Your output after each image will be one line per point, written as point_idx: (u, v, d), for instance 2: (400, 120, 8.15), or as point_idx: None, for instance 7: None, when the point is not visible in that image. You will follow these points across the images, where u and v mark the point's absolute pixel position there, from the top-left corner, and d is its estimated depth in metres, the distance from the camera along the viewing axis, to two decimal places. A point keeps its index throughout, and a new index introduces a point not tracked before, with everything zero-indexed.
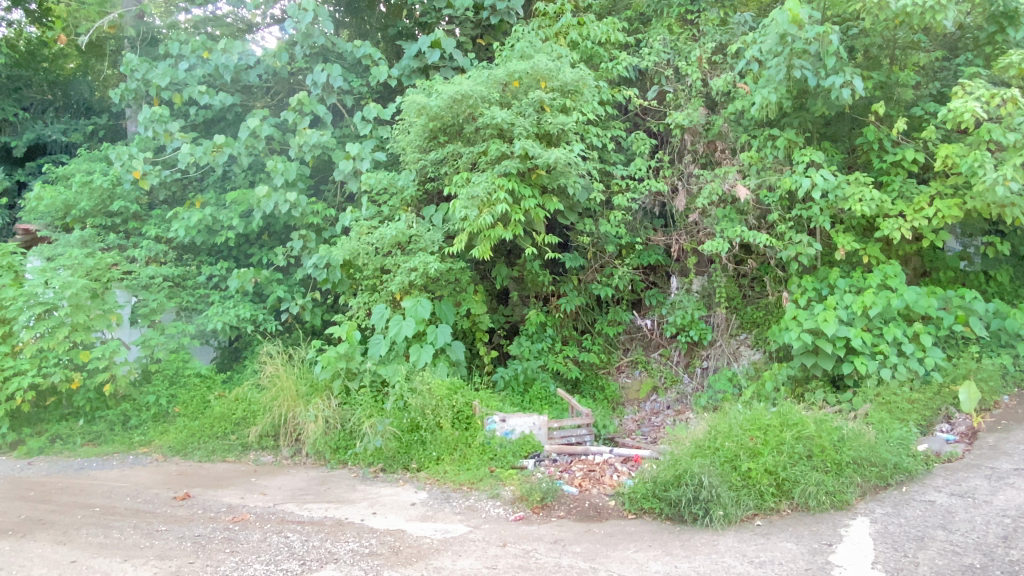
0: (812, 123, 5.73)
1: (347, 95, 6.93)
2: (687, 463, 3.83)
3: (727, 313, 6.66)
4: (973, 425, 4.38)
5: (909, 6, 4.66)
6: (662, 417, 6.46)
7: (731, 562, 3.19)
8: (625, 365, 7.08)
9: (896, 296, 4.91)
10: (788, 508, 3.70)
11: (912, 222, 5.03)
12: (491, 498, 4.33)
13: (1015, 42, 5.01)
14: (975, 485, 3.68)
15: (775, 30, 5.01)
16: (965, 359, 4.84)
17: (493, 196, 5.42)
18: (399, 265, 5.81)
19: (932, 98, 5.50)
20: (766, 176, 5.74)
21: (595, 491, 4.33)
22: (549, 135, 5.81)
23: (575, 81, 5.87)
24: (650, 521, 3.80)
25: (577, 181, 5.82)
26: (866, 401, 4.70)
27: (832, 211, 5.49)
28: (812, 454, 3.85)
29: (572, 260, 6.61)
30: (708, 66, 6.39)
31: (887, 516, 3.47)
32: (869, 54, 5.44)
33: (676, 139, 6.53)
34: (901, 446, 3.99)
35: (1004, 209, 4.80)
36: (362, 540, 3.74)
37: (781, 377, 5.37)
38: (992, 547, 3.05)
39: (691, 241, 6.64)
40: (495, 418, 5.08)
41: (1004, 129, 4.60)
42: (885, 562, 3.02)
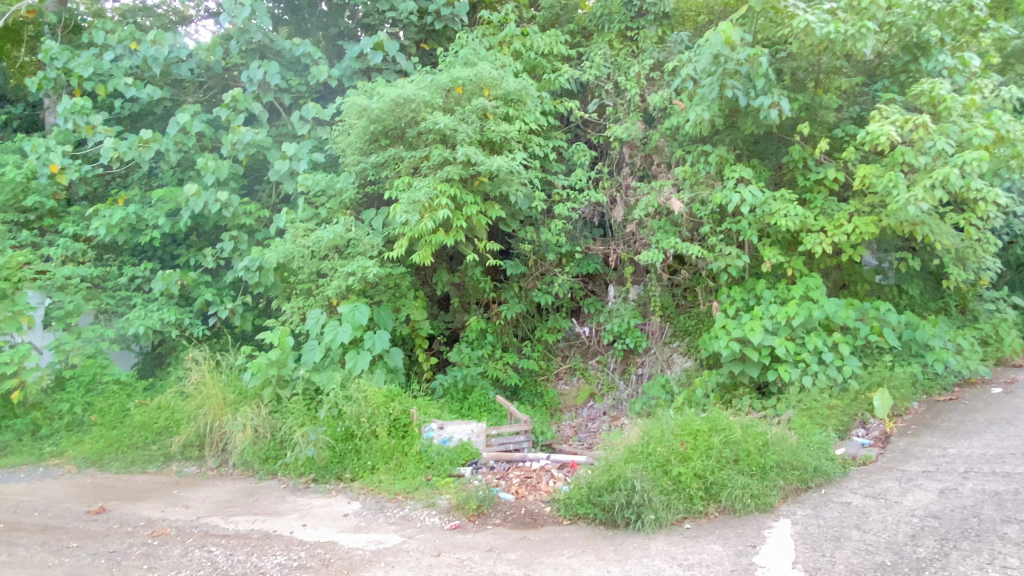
0: (742, 140, 5.96)
1: (284, 94, 6.75)
2: (621, 468, 3.90)
3: (661, 322, 6.81)
4: (886, 430, 4.63)
5: (832, 33, 4.94)
6: (598, 423, 6.55)
7: (661, 565, 3.25)
8: (564, 371, 7.19)
9: (817, 307, 5.16)
10: (715, 511, 3.81)
11: (832, 238, 5.31)
12: (426, 507, 4.28)
13: (926, 72, 5.36)
14: (887, 487, 3.87)
15: (709, 50, 5.21)
16: (879, 367, 5.12)
17: (435, 201, 5.38)
18: (336, 269, 5.68)
19: (852, 121, 5.81)
20: (699, 190, 5.94)
21: (531, 498, 4.35)
22: (492, 142, 5.83)
23: (518, 90, 5.93)
24: (584, 526, 3.85)
25: (519, 189, 5.85)
26: (789, 407, 4.91)
27: (759, 225, 5.73)
28: (739, 458, 3.99)
29: (514, 268, 6.68)
30: (646, 82, 6.57)
31: (807, 518, 3.62)
32: (795, 78, 5.72)
33: (615, 151, 6.69)
34: (820, 450, 4.18)
35: (915, 227, 5.13)
36: (290, 553, 3.61)
37: (711, 384, 5.55)
38: (901, 545, 3.20)
39: (629, 251, 6.75)
40: (432, 426, 5.00)
41: (916, 152, 4.92)
42: (804, 562, 3.14)
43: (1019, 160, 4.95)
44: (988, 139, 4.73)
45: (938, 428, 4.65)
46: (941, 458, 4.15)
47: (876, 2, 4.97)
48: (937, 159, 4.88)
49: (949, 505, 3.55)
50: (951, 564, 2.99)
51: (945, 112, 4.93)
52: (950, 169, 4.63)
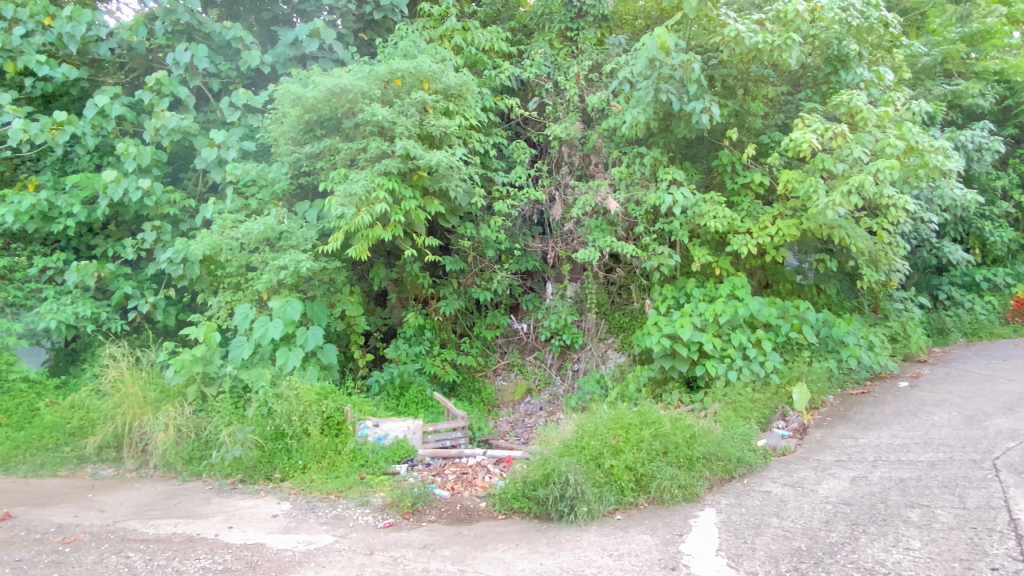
0: (675, 143, 6.15)
1: (213, 79, 6.48)
2: (555, 462, 3.96)
3: (597, 319, 6.94)
4: (804, 422, 4.88)
5: (760, 43, 5.16)
6: (535, 418, 6.63)
7: (592, 556, 3.33)
8: (502, 367, 7.24)
9: (742, 305, 5.41)
10: (644, 502, 3.93)
11: (757, 239, 5.56)
12: (359, 506, 4.21)
13: (846, 84, 5.66)
14: (804, 475, 4.07)
15: (645, 55, 5.34)
16: (799, 362, 5.40)
17: (372, 195, 5.28)
18: (267, 263, 5.50)
19: (778, 128, 6.05)
20: (634, 191, 6.08)
21: (467, 494, 4.36)
22: (431, 137, 5.78)
23: (458, 85, 5.90)
24: (519, 520, 3.90)
25: (459, 185, 5.84)
26: (715, 400, 5.11)
27: (690, 225, 5.93)
28: (667, 450, 4.13)
29: (452, 264, 6.65)
30: (585, 83, 6.68)
31: (731, 507, 3.78)
32: (726, 84, 5.94)
33: (554, 150, 6.76)
34: (743, 442, 4.37)
35: (833, 230, 5.43)
36: (215, 557, 3.49)
37: (643, 378, 5.73)
38: (816, 531, 3.35)
39: (567, 249, 6.84)
40: (367, 424, 4.91)
41: (835, 160, 5.20)
42: (726, 549, 3.27)
43: (927, 169, 5.29)
44: (899, 149, 5.04)
45: (851, 419, 4.94)
46: (852, 448, 4.37)
47: (801, 15, 5.16)
48: (853, 166, 5.16)
49: (859, 492, 3.73)
50: (860, 547, 3.12)
51: (862, 122, 5.23)
52: (865, 177, 4.91)
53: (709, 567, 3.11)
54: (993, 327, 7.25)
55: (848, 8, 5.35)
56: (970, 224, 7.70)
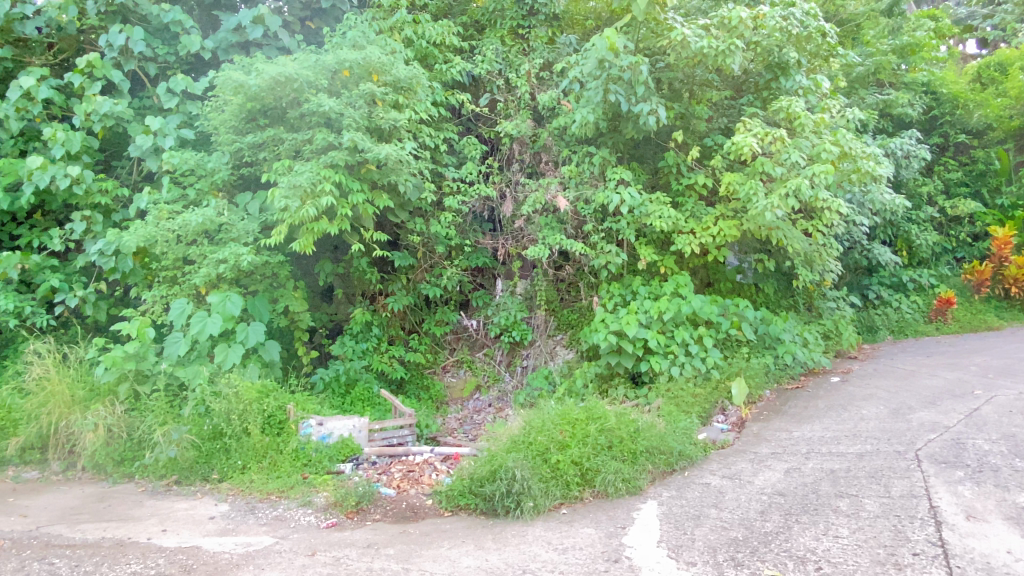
0: (623, 143, 6.26)
1: (149, 63, 6.21)
2: (502, 459, 3.99)
3: (546, 316, 6.98)
4: (742, 416, 5.04)
5: (705, 47, 5.30)
6: (483, 415, 6.65)
7: (538, 550, 3.36)
8: (451, 364, 7.22)
9: (685, 303, 5.57)
10: (589, 495, 3.99)
11: (700, 239, 5.72)
12: (301, 506, 4.12)
13: (786, 90, 5.88)
14: (741, 468, 4.21)
15: (595, 55, 5.40)
16: (738, 358, 5.59)
17: (317, 187, 5.17)
18: (206, 256, 5.31)
19: (721, 131, 6.22)
20: (583, 189, 6.15)
21: (413, 491, 4.33)
22: (380, 130, 5.71)
23: (408, 78, 5.83)
24: (465, 517, 3.90)
25: (408, 179, 5.78)
26: (659, 395, 5.24)
27: (637, 225, 6.05)
28: (612, 445, 4.21)
29: (402, 259, 6.57)
30: (536, 81, 6.71)
31: (672, 499, 3.88)
32: (672, 87, 6.06)
33: (505, 147, 6.77)
34: (684, 436, 4.49)
35: (771, 231, 5.63)
36: (147, 561, 3.36)
37: (590, 374, 5.84)
38: (752, 521, 3.48)
39: (517, 246, 6.85)
40: (310, 422, 4.78)
41: (774, 163, 5.39)
42: (667, 540, 3.36)
43: (859, 174, 5.53)
44: (833, 154, 5.25)
45: (785, 413, 5.13)
46: (787, 441, 4.54)
47: (745, 22, 5.35)
48: (790, 170, 5.38)
49: (793, 483, 3.89)
50: (793, 535, 3.26)
51: (799, 127, 5.44)
52: (801, 181, 5.12)
53: (650, 558, 3.19)
54: (917, 325, 7.67)
55: (789, 17, 5.55)
56: (898, 227, 8.12)
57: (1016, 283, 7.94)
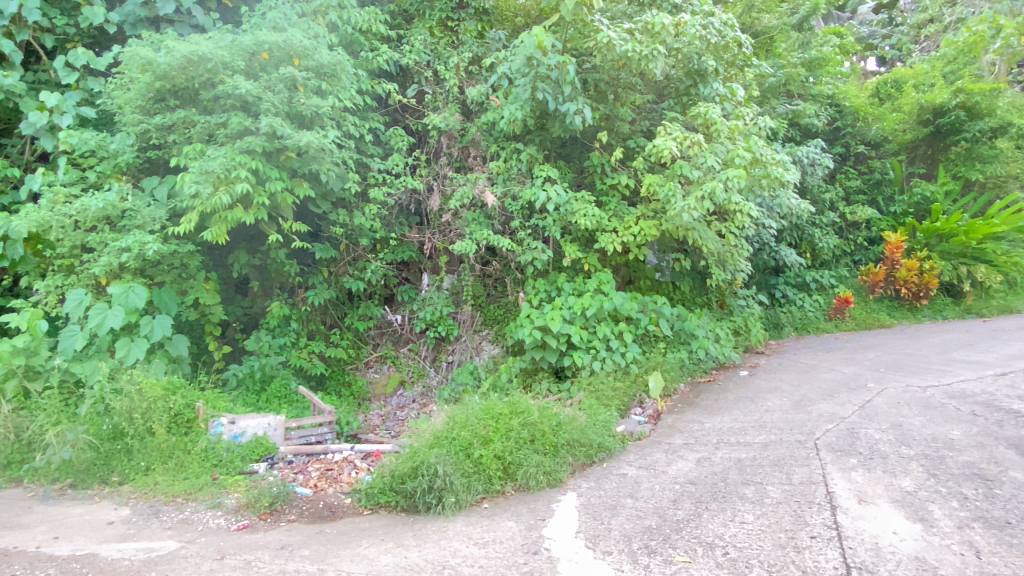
0: (550, 142, 6.35)
1: (46, 34, 5.76)
2: (424, 455, 3.97)
3: (473, 311, 6.95)
4: (658, 409, 5.22)
5: (629, 51, 5.45)
6: (407, 411, 6.60)
7: (458, 545, 3.36)
8: (374, 360, 7.11)
9: (607, 299, 5.74)
10: (511, 489, 4.01)
11: (622, 237, 5.87)
12: (210, 508, 3.93)
13: (704, 96, 6.12)
14: (656, 458, 4.36)
15: (523, 53, 5.44)
16: (655, 353, 5.80)
17: (232, 173, 4.95)
18: (107, 243, 4.97)
19: (643, 134, 6.42)
20: (510, 186, 6.21)
21: (330, 490, 4.23)
22: (301, 117, 5.52)
23: (332, 64, 5.60)
24: (385, 514, 3.85)
25: (330, 169, 5.61)
26: (581, 389, 5.37)
27: (562, 222, 6.15)
28: (534, 438, 4.26)
29: (323, 251, 6.42)
30: (465, 75, 6.68)
31: (590, 490, 3.97)
32: (598, 88, 6.18)
33: (433, 140, 6.70)
34: (604, 428, 4.61)
35: (688, 232, 5.86)
36: (34, 572, 3.12)
37: (515, 369, 5.93)
38: (665, 509, 3.62)
39: (444, 240, 6.80)
40: (222, 420, 4.61)
41: (691, 166, 5.61)
42: (585, 530, 3.45)
43: (769, 179, 5.80)
44: (745, 160, 5.51)
45: (698, 405, 5.35)
46: (699, 431, 4.76)
47: (667, 29, 5.52)
48: (707, 174, 5.61)
49: (703, 471, 4.07)
50: (703, 522, 3.41)
51: (715, 133, 5.68)
52: (715, 184, 5.34)
53: (568, 548, 3.25)
54: (818, 322, 8.20)
55: (708, 25, 5.77)
56: (803, 230, 8.64)
57: (906, 284, 8.52)
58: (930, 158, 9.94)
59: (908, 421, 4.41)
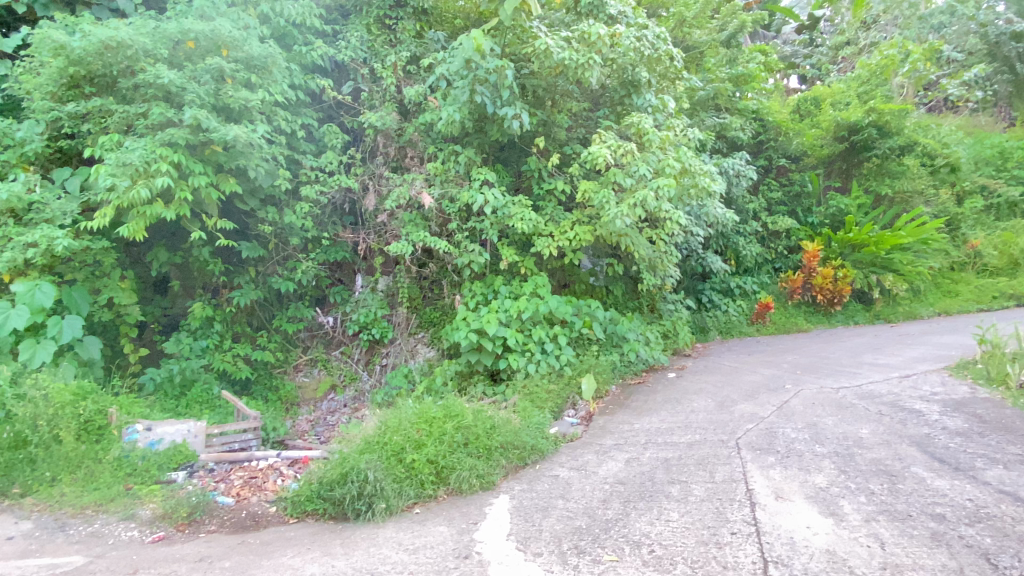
0: (488, 145, 6.36)
1: None
2: (354, 460, 3.89)
3: (408, 313, 6.85)
4: (590, 410, 5.31)
5: (566, 59, 5.52)
6: (337, 416, 6.44)
7: (387, 552, 3.31)
8: (304, 363, 6.93)
9: (543, 303, 5.80)
10: (443, 493, 3.97)
11: (558, 242, 5.93)
12: (121, 520, 3.71)
13: (637, 106, 6.28)
14: (587, 459, 4.44)
15: (462, 55, 5.42)
16: (588, 356, 5.90)
17: (152, 166, 4.73)
18: (10, 238, 4.64)
19: (579, 141, 6.60)
20: (448, 187, 6.16)
21: (254, 499, 4.08)
22: (228, 109, 5.32)
23: (263, 56, 5.40)
24: (311, 522, 3.75)
25: (259, 164, 5.42)
26: (515, 392, 5.40)
27: (500, 226, 6.17)
28: (468, 442, 4.23)
29: (251, 250, 6.21)
30: (402, 74, 6.60)
31: (523, 492, 3.99)
32: (536, 94, 6.24)
33: (368, 139, 6.59)
34: (537, 430, 4.65)
35: (621, 238, 6.00)
36: None
37: (450, 372, 5.91)
38: (595, 509, 3.68)
39: (379, 241, 6.69)
40: (136, 428, 4.41)
41: (625, 174, 5.75)
42: (516, 533, 3.46)
43: (697, 189, 6.01)
44: (676, 170, 5.68)
45: (629, 406, 5.48)
46: (628, 432, 4.87)
47: (602, 39, 5.63)
48: (639, 182, 5.76)
49: (632, 471, 4.17)
50: (631, 521, 3.50)
51: (648, 142, 5.85)
52: (647, 192, 5.48)
53: (499, 551, 3.26)
54: (741, 327, 8.60)
55: (641, 38, 5.93)
56: (728, 238, 9.02)
57: (822, 291, 8.93)
58: (845, 172, 10.56)
59: (822, 421, 4.66)
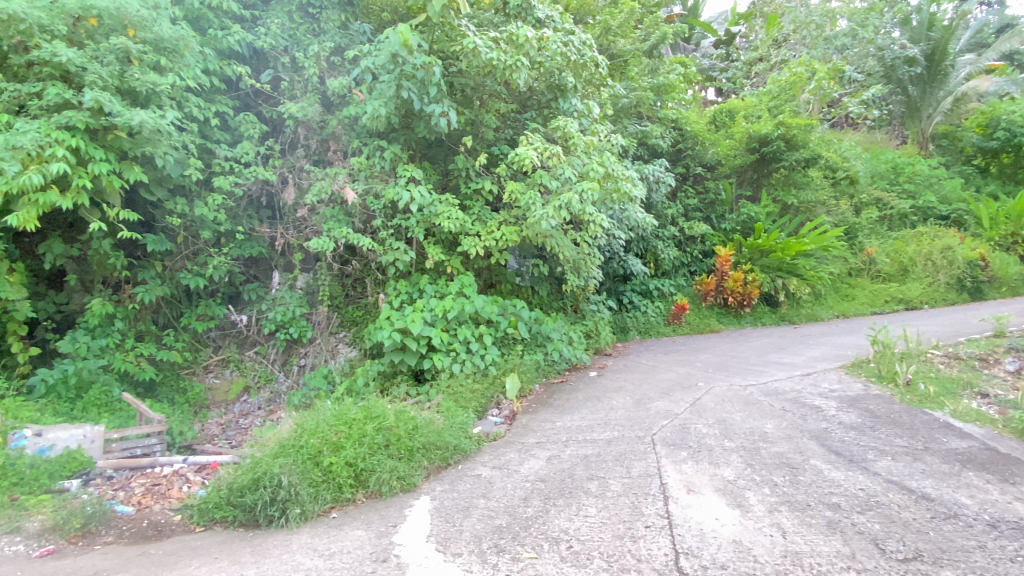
0: (415, 142, 6.29)
1: None
2: (267, 465, 3.74)
3: (328, 312, 6.66)
4: (514, 409, 5.35)
5: (494, 59, 5.54)
6: (250, 419, 6.19)
7: (301, 559, 3.21)
8: (214, 364, 6.62)
9: (468, 302, 5.80)
10: (362, 497, 3.89)
11: (485, 242, 5.94)
12: (4, 534, 3.39)
13: (564, 110, 6.39)
14: (510, 458, 4.47)
15: (388, 49, 5.32)
16: (512, 355, 5.95)
17: (46, 151, 4.40)
18: None
19: (507, 142, 6.63)
20: (372, 183, 6.03)
21: (156, 508, 3.86)
22: (134, 93, 5.00)
23: (174, 39, 5.12)
24: (219, 531, 3.58)
25: (168, 153, 5.12)
26: (439, 392, 5.36)
27: (426, 224, 6.10)
28: (389, 443, 4.16)
29: (156, 243, 5.86)
30: (326, 65, 6.32)
31: (444, 492, 3.96)
32: (464, 93, 6.23)
33: (288, 130, 6.35)
34: (460, 430, 4.63)
35: (546, 239, 6.08)
36: None
37: (372, 372, 5.81)
38: (516, 507, 3.71)
39: (298, 236, 6.45)
40: (24, 434, 4.15)
41: (551, 177, 5.83)
42: (437, 534, 3.44)
43: (618, 194, 6.17)
44: (599, 174, 5.82)
45: (551, 405, 5.56)
46: (550, 430, 4.94)
47: (530, 42, 5.67)
48: (564, 185, 5.86)
49: (553, 469, 4.23)
50: (550, 518, 3.55)
51: (573, 146, 5.96)
52: (571, 195, 5.58)
53: (418, 553, 3.23)
54: (659, 327, 8.92)
55: (568, 43, 6.03)
56: (648, 242, 9.37)
57: (733, 294, 9.39)
58: (755, 182, 11.04)
59: (731, 416, 4.91)
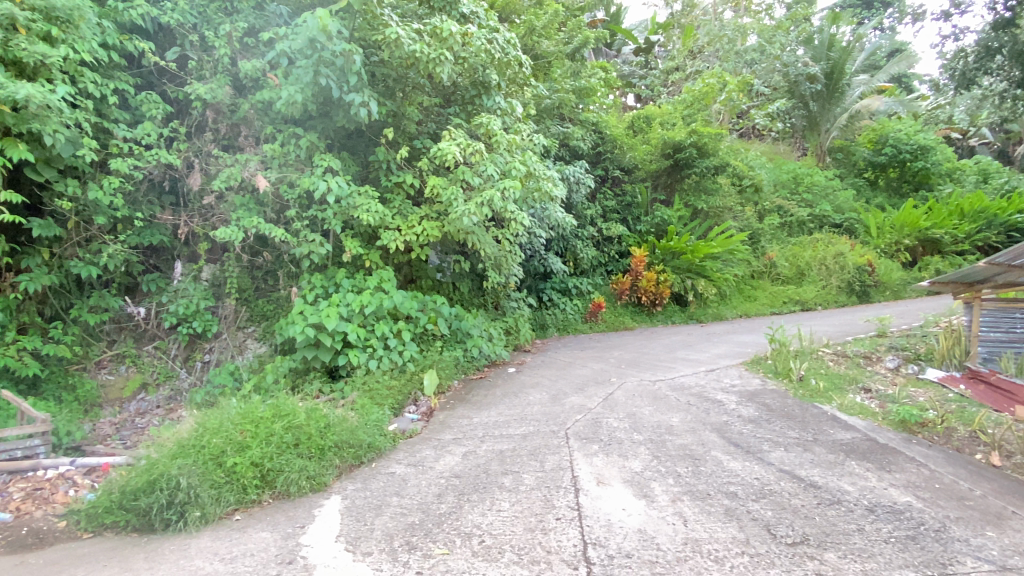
0: (333, 131, 6.11)
1: None
2: (165, 466, 3.54)
3: (236, 305, 6.43)
4: (431, 406, 5.32)
5: (417, 52, 5.48)
6: (148, 418, 5.83)
7: (201, 564, 3.07)
8: (108, 360, 6.21)
9: (387, 297, 5.72)
10: (268, 498, 3.75)
11: (405, 236, 5.85)
12: None
13: (486, 107, 6.43)
14: (424, 455, 4.45)
15: (305, 33, 5.13)
16: (431, 352, 5.90)
17: None
18: None
19: (429, 135, 6.58)
20: (287, 172, 5.81)
21: (37, 513, 3.59)
22: (20, 64, 4.61)
23: (68, 8, 4.74)
24: (110, 537, 3.37)
25: (59, 131, 4.73)
26: (355, 388, 5.25)
27: (344, 216, 5.92)
28: (299, 442, 4.04)
29: (42, 228, 5.40)
30: (239, 46, 5.99)
31: (356, 492, 3.89)
32: (386, 84, 6.14)
33: (195, 112, 6.02)
34: (375, 427, 4.56)
35: (467, 235, 6.07)
36: None
37: (283, 368, 5.62)
38: (429, 504, 3.70)
39: (203, 225, 6.20)
40: None
41: (473, 174, 5.84)
42: (347, 534, 3.38)
43: (539, 193, 6.28)
44: (521, 173, 5.88)
45: (468, 401, 5.57)
46: (467, 426, 4.96)
47: (455, 36, 5.65)
48: (486, 182, 5.89)
49: (468, 464, 4.26)
50: (464, 513, 3.57)
51: (496, 144, 5.97)
52: (493, 192, 5.61)
53: (327, 554, 3.17)
54: (576, 324, 9.13)
55: (492, 41, 6.07)
56: (568, 241, 9.55)
57: (646, 293, 9.76)
58: (669, 186, 11.45)
59: (640, 410, 5.11)
